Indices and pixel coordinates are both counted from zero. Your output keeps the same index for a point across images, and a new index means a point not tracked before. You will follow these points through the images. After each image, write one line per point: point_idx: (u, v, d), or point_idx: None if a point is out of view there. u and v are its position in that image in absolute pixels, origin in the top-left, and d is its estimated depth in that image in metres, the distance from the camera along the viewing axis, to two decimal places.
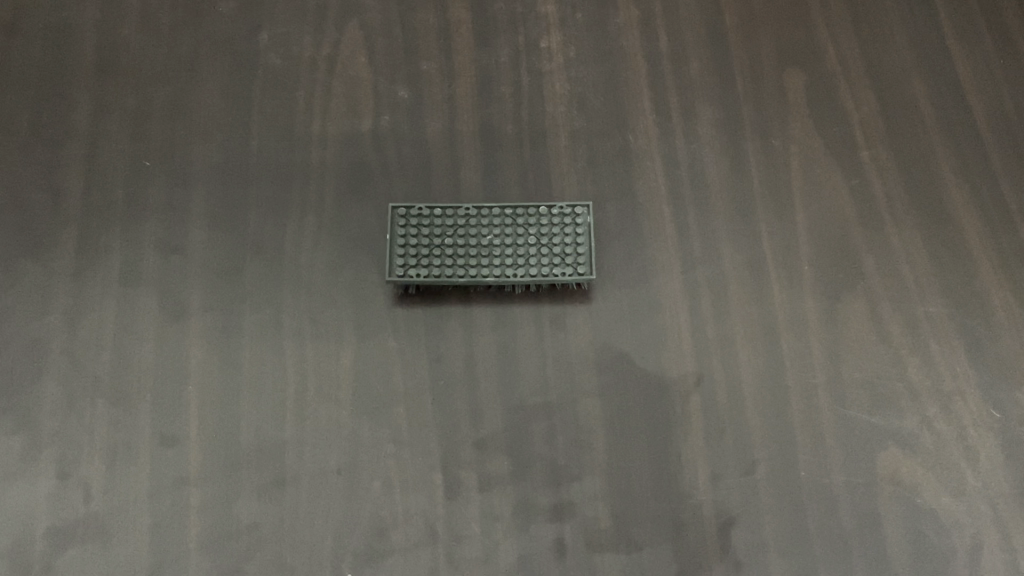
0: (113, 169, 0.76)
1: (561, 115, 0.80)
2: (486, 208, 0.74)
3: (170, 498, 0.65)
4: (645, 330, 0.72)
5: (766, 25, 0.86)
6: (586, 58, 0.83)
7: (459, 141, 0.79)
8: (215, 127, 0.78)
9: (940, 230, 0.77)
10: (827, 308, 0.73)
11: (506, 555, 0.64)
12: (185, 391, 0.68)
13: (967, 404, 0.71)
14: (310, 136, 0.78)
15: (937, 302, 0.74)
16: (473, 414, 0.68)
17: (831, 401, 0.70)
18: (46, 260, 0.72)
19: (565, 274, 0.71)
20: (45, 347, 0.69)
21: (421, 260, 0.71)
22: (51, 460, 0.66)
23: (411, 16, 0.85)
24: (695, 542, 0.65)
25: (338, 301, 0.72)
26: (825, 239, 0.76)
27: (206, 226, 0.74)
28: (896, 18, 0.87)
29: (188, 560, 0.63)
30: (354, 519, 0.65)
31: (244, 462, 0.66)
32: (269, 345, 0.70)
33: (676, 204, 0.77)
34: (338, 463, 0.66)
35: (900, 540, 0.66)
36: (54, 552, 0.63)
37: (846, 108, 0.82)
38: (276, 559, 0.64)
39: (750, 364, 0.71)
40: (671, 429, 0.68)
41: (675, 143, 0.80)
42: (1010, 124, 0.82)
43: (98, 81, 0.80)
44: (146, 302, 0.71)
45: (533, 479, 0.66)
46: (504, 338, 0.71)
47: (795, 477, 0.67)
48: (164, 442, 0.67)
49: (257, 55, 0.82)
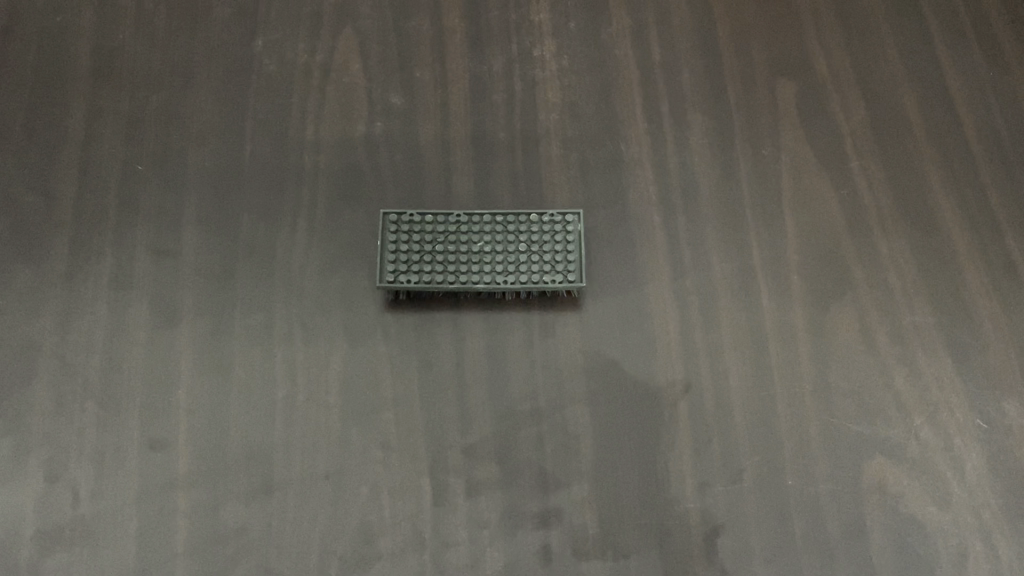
0: (107, 172, 0.77)
1: (553, 123, 0.81)
2: (477, 215, 0.74)
3: (157, 502, 0.65)
4: (634, 337, 0.72)
5: (759, 34, 0.87)
6: (579, 67, 0.84)
7: (452, 147, 0.79)
8: (209, 131, 0.79)
9: (929, 241, 0.77)
10: (815, 318, 0.73)
11: (493, 561, 0.64)
12: (175, 394, 0.69)
13: (953, 413, 0.71)
14: (303, 141, 0.79)
15: (925, 311, 0.74)
16: (462, 420, 0.68)
17: (818, 410, 0.70)
18: (39, 263, 0.73)
19: (554, 281, 0.71)
20: (36, 350, 0.70)
21: (411, 265, 0.71)
22: (39, 463, 0.66)
23: (405, 23, 0.85)
24: (682, 550, 0.65)
25: (328, 306, 0.72)
26: (814, 248, 0.76)
27: (199, 231, 0.75)
28: (887, 28, 0.88)
29: (175, 564, 0.63)
30: (341, 524, 0.65)
31: (233, 466, 0.66)
32: (259, 349, 0.70)
33: (667, 212, 0.77)
34: (326, 468, 0.67)
35: (887, 549, 0.66)
36: (40, 554, 0.63)
37: (836, 118, 0.83)
38: (264, 563, 0.64)
39: (738, 372, 0.71)
40: (659, 436, 0.69)
41: (666, 151, 0.80)
42: (997, 134, 0.82)
43: (94, 85, 0.81)
44: (138, 305, 0.72)
45: (521, 485, 0.67)
46: (494, 344, 0.71)
47: (781, 486, 0.68)
48: (153, 446, 0.67)
49: (253, 61, 0.82)
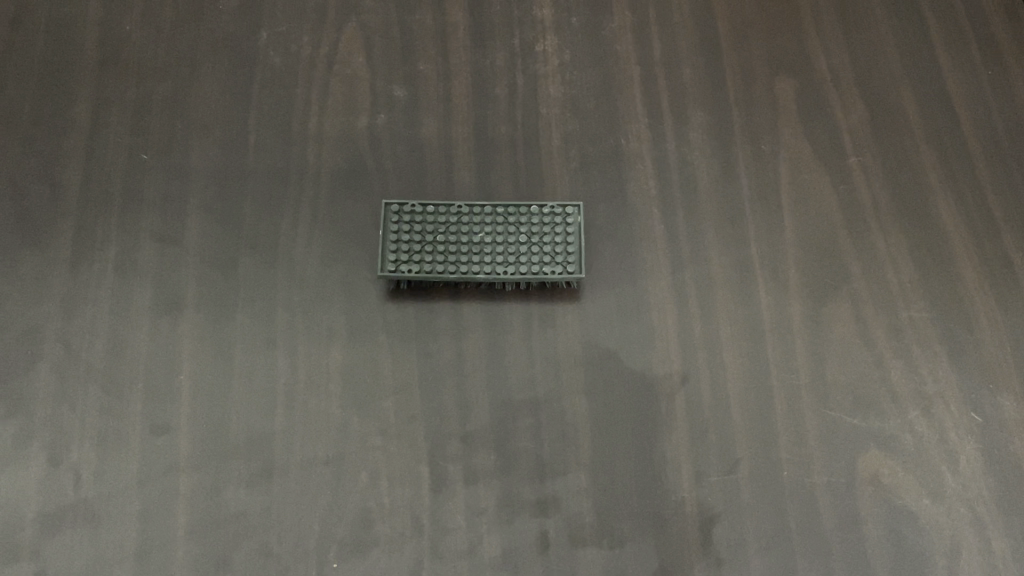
0: (112, 160, 0.78)
1: (554, 117, 0.82)
2: (478, 206, 0.75)
3: (158, 486, 0.66)
4: (632, 328, 0.73)
5: (759, 32, 0.88)
6: (581, 63, 0.85)
7: (453, 140, 0.80)
8: (213, 121, 0.80)
9: (926, 238, 0.78)
10: (812, 312, 0.74)
11: (490, 548, 0.65)
12: (177, 379, 0.69)
13: (947, 408, 0.71)
14: (306, 132, 0.80)
15: (921, 306, 0.75)
16: (461, 408, 0.69)
17: (814, 402, 0.71)
18: (43, 250, 0.74)
19: (554, 273, 0.72)
20: (40, 335, 0.70)
21: (413, 256, 0.72)
22: (42, 446, 0.67)
23: (409, 17, 0.86)
24: (678, 538, 0.66)
25: (330, 295, 0.73)
26: (812, 243, 0.77)
27: (203, 220, 0.75)
28: (888, 27, 0.89)
29: (174, 547, 0.64)
30: (340, 509, 0.66)
31: (234, 452, 0.67)
32: (261, 336, 0.71)
33: (666, 206, 0.78)
34: (325, 454, 0.67)
35: (880, 540, 0.67)
36: (41, 537, 0.64)
37: (835, 115, 0.83)
38: (264, 547, 0.64)
39: (735, 364, 0.72)
40: (657, 427, 0.69)
41: (665, 146, 0.81)
42: (995, 134, 0.83)
43: (99, 75, 0.82)
44: (141, 291, 0.72)
45: (519, 473, 0.67)
46: (494, 334, 0.72)
47: (776, 477, 0.68)
48: (154, 431, 0.68)
49: (257, 53, 0.83)
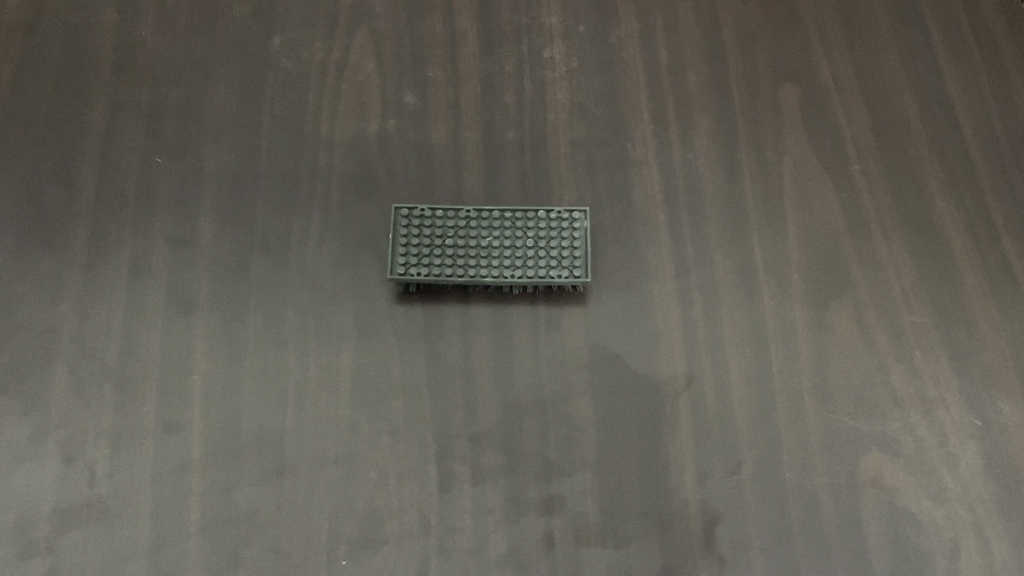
0: (126, 163, 0.79)
1: (561, 123, 0.83)
2: (486, 211, 0.76)
3: (171, 483, 0.67)
4: (638, 332, 0.74)
5: (764, 39, 0.89)
6: (588, 70, 0.86)
7: (462, 146, 0.81)
8: (226, 125, 0.81)
9: (927, 243, 0.79)
10: (814, 317, 0.75)
11: (496, 547, 0.66)
12: (190, 379, 0.71)
13: (948, 412, 0.72)
14: (317, 137, 0.81)
15: (923, 311, 0.76)
16: (469, 409, 0.70)
17: (816, 405, 0.72)
18: (58, 251, 0.75)
19: (561, 276, 0.73)
20: (55, 335, 0.72)
21: (422, 259, 0.73)
22: (58, 443, 0.68)
23: (418, 24, 0.88)
24: (681, 538, 0.67)
25: (341, 297, 0.74)
26: (815, 248, 0.78)
27: (215, 223, 0.77)
28: (890, 35, 0.90)
29: (187, 544, 0.65)
30: (350, 508, 0.67)
31: (245, 450, 0.68)
32: (272, 338, 0.72)
33: (671, 211, 0.79)
34: (336, 453, 0.68)
35: (881, 542, 0.68)
36: (55, 533, 0.65)
37: (838, 122, 0.84)
38: (274, 544, 0.65)
39: (738, 366, 0.73)
40: (661, 429, 0.70)
41: (671, 153, 0.82)
42: (996, 141, 0.84)
43: (114, 79, 0.83)
44: (154, 292, 0.74)
45: (525, 473, 0.68)
46: (501, 337, 0.73)
47: (778, 478, 0.69)
48: (167, 429, 0.69)
49: (270, 59, 0.85)
